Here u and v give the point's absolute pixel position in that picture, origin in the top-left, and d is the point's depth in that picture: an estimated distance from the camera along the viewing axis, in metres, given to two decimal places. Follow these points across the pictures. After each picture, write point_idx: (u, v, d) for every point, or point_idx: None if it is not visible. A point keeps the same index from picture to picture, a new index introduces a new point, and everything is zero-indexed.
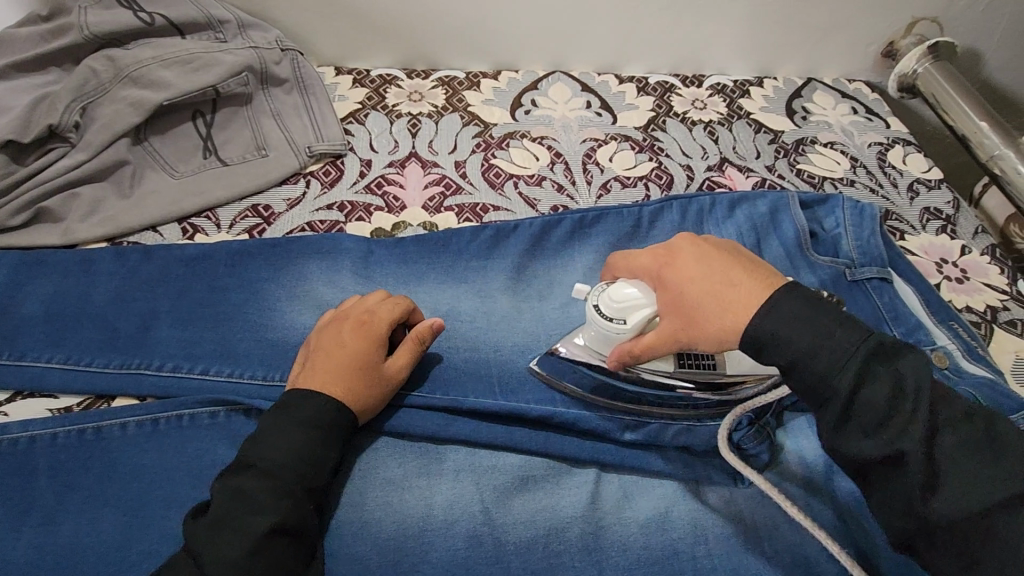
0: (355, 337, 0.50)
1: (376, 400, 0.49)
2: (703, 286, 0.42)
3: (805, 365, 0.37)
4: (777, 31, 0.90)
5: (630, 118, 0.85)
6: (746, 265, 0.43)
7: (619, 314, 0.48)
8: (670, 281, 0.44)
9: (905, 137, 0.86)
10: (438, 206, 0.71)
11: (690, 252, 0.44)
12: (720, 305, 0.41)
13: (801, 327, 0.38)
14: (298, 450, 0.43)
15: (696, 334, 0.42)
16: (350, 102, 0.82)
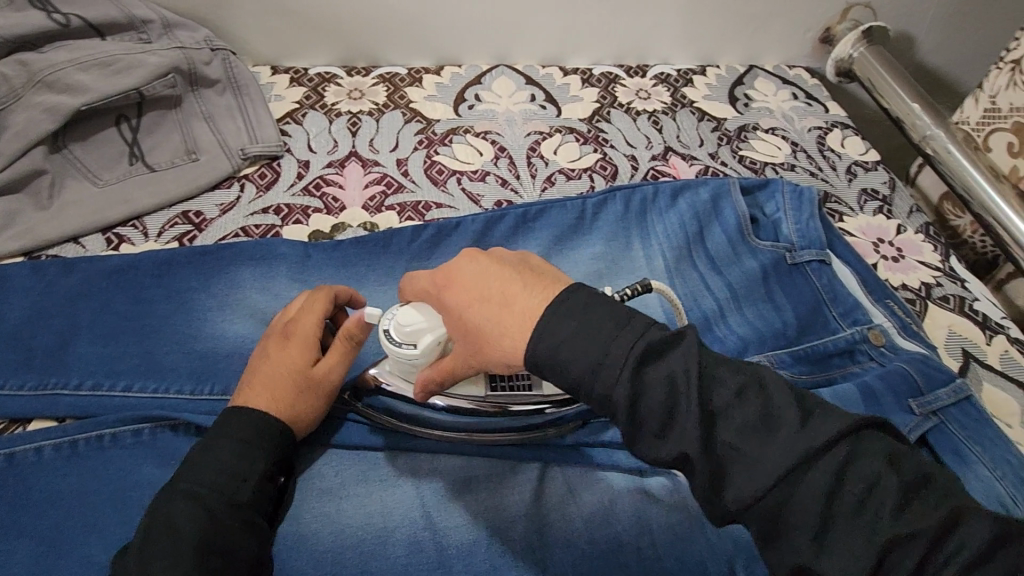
0: (294, 350, 0.49)
1: (307, 406, 0.48)
2: (483, 307, 0.42)
3: (647, 381, 0.38)
4: (717, 20, 0.91)
5: (574, 110, 0.85)
6: (526, 277, 0.42)
7: (409, 340, 0.47)
8: (451, 305, 0.44)
9: (843, 121, 0.88)
10: (378, 205, 0.70)
11: (468, 271, 0.44)
12: (500, 328, 0.41)
13: (582, 346, 0.38)
14: (224, 467, 0.42)
15: (485, 358, 0.42)
16: (287, 102, 0.80)
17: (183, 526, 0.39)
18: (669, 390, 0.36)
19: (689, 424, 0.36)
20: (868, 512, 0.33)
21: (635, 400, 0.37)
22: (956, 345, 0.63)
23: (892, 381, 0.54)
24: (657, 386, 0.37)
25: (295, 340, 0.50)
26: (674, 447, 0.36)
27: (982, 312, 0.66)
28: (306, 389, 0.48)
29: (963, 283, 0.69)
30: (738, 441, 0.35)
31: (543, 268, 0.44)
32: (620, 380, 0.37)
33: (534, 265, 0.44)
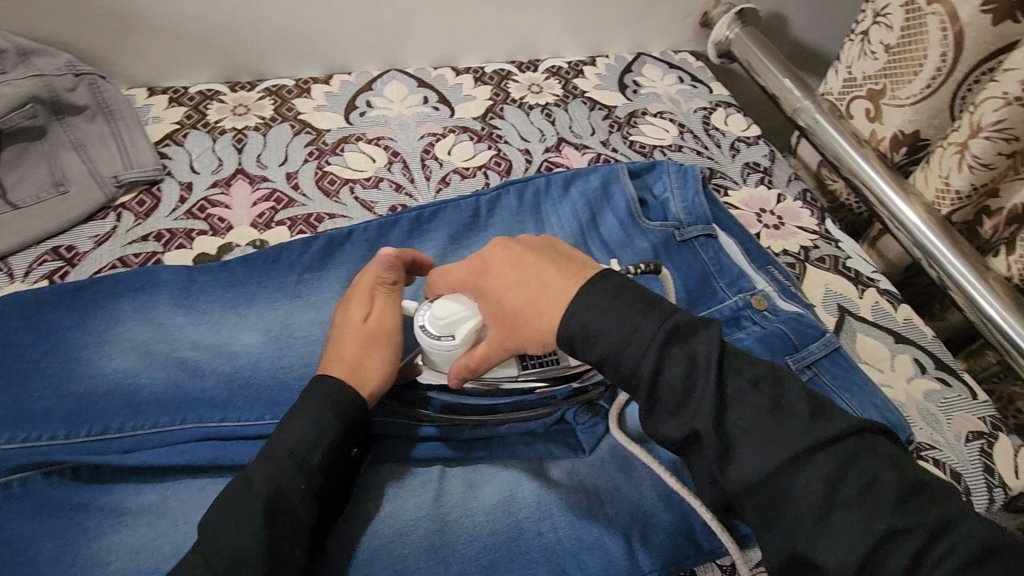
0: (347, 307, 0.53)
1: (379, 359, 0.51)
2: (517, 293, 0.45)
3: (613, 360, 0.42)
4: (601, 11, 0.93)
5: (468, 109, 0.86)
6: (557, 260, 0.46)
7: (449, 332, 0.50)
8: (487, 288, 0.47)
9: (726, 100, 0.92)
10: (268, 222, 0.68)
11: (500, 260, 0.47)
12: (535, 308, 0.44)
13: (612, 322, 0.42)
14: (306, 429, 0.45)
15: (519, 340, 0.46)
16: (166, 124, 0.77)
17: (261, 489, 0.42)
18: (688, 369, 0.40)
19: (705, 399, 0.39)
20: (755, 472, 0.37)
21: (656, 376, 0.40)
22: (833, 302, 0.67)
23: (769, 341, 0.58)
24: (677, 362, 0.40)
25: (343, 303, 0.53)
26: (685, 425, 0.40)
27: (855, 269, 0.71)
28: (360, 341, 0.51)
29: (838, 243, 0.73)
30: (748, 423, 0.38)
31: (558, 251, 0.47)
32: (644, 357, 0.40)
33: (552, 248, 0.48)
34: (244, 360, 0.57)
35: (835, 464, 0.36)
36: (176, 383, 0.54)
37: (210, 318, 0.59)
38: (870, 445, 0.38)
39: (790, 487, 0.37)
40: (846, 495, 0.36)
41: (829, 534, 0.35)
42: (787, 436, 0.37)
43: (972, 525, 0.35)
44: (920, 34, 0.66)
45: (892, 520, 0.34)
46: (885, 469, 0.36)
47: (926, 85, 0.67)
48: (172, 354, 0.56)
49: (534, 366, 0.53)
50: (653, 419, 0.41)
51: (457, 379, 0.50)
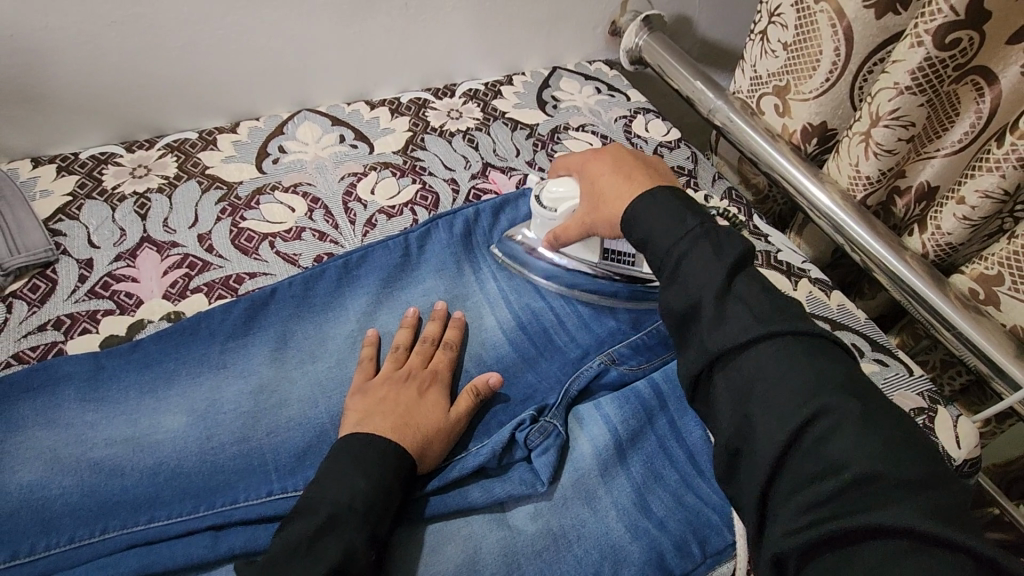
0: (432, 393, 0.55)
1: (441, 440, 0.52)
2: (610, 179, 0.56)
3: (652, 243, 0.50)
4: (510, 30, 0.92)
5: (387, 144, 0.83)
6: (640, 171, 0.56)
7: (552, 204, 0.64)
8: (590, 175, 0.59)
9: (645, 106, 0.93)
10: (182, 291, 0.63)
11: (604, 159, 0.59)
12: (616, 197, 0.55)
13: (663, 213, 0.50)
14: (365, 490, 0.45)
15: (600, 216, 0.57)
16: (57, 197, 0.70)
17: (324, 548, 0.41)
18: (710, 254, 0.45)
19: (711, 280, 0.44)
20: (730, 342, 0.42)
21: (677, 262, 0.47)
22: None
23: None
24: (704, 249, 0.46)
25: (423, 384, 0.55)
26: (690, 298, 0.45)
27: (786, 262, 0.72)
28: (437, 427, 0.52)
29: (767, 238, 0.75)
30: (749, 309, 0.43)
31: (656, 168, 0.59)
32: (682, 236, 0.48)
33: (648, 162, 0.59)
34: (166, 446, 0.53)
35: (786, 352, 0.41)
36: (90, 487, 0.50)
37: (126, 408, 0.54)
38: (828, 351, 0.42)
39: (748, 363, 0.42)
40: (792, 384, 0.40)
41: (775, 401, 0.39)
42: (781, 319, 0.43)
43: (891, 430, 0.37)
44: (812, 31, 0.68)
45: (827, 404, 0.38)
46: (841, 365, 0.41)
47: (825, 78, 0.69)
48: (84, 455, 0.51)
49: (611, 259, 0.65)
50: (665, 294, 0.47)
51: (549, 243, 0.65)
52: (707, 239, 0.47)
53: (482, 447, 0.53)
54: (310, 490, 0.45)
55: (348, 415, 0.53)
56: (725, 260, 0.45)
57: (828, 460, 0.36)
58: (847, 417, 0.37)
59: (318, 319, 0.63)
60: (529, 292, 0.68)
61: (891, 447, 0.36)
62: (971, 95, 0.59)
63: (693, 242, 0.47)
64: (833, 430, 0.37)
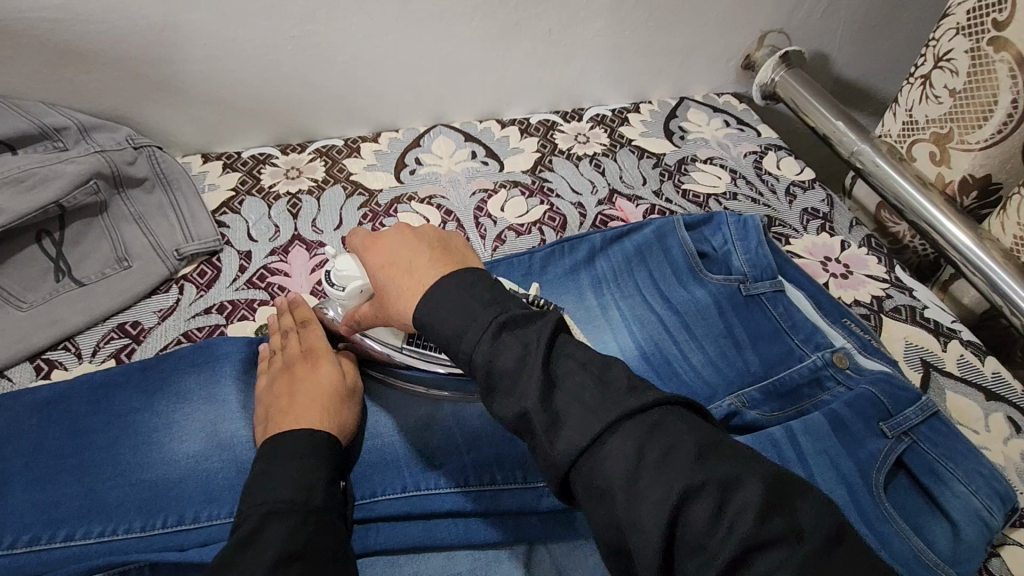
0: (321, 364, 0.56)
1: (334, 406, 0.53)
2: (388, 271, 0.48)
3: (453, 347, 0.42)
4: (643, 59, 0.93)
5: (517, 163, 0.85)
6: (434, 254, 0.47)
7: (342, 283, 0.54)
8: (371, 260, 0.50)
9: (776, 142, 0.91)
10: (328, 289, 0.68)
11: (396, 238, 0.50)
12: (401, 291, 0.47)
13: (453, 313, 0.42)
14: (286, 484, 0.44)
15: (389, 316, 0.49)
16: (222, 191, 0.77)
17: (269, 537, 0.39)
18: (520, 352, 0.40)
19: (530, 389, 0.38)
20: (574, 446, 0.37)
21: (490, 369, 0.40)
22: (914, 356, 0.65)
23: (860, 406, 0.56)
24: (511, 348, 0.40)
25: (303, 365, 0.56)
26: (515, 406, 0.39)
27: (934, 320, 0.68)
28: (336, 397, 0.54)
29: (911, 292, 0.71)
30: (576, 398, 0.38)
31: (452, 247, 0.49)
32: (480, 343, 0.41)
33: (443, 241, 0.50)
34: None
35: (632, 444, 0.36)
36: (244, 463, 0.53)
37: None
38: (668, 416, 0.38)
39: (598, 460, 0.36)
40: (647, 472, 0.35)
41: (643, 495, 0.35)
42: (611, 400, 0.38)
43: (750, 488, 0.34)
44: (986, 82, 0.65)
45: (689, 479, 0.34)
46: (681, 426, 0.37)
47: (996, 130, 0.65)
48: (241, 432, 0.55)
49: (416, 343, 0.57)
50: (493, 403, 0.40)
51: (348, 326, 0.56)
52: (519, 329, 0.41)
53: None
54: (245, 496, 0.43)
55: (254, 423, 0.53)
56: (529, 354, 0.40)
57: (705, 547, 0.33)
58: (711, 490, 0.34)
59: None
60: (655, 322, 0.67)
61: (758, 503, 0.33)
62: None
63: (521, 338, 0.41)
64: (704, 507, 0.34)
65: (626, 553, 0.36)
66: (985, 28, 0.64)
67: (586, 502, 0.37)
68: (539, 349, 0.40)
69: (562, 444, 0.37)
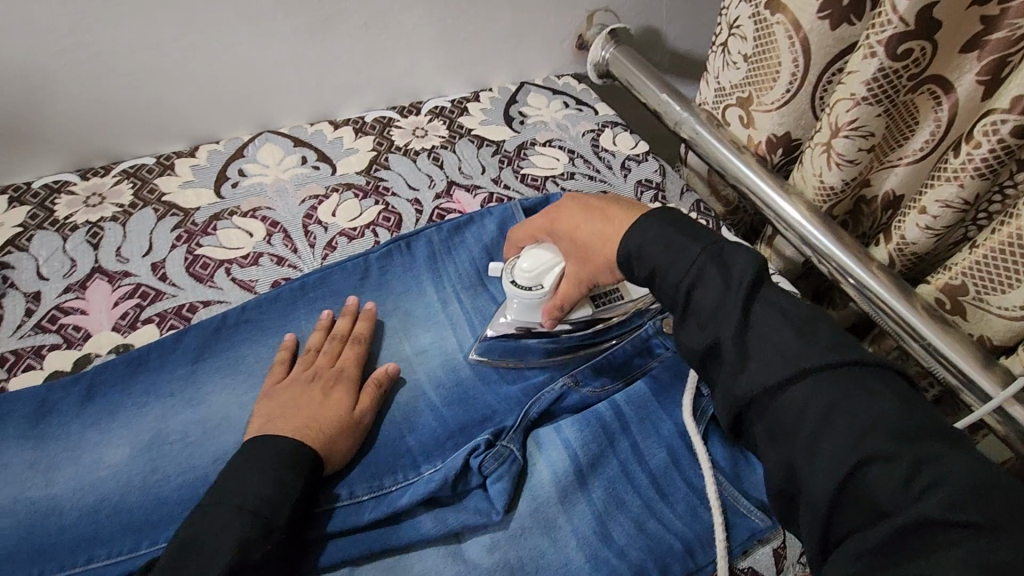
0: (337, 389, 0.55)
1: (332, 437, 0.51)
2: (596, 223, 0.54)
3: (661, 275, 0.49)
4: (475, 46, 0.91)
5: (352, 164, 0.82)
6: (626, 206, 0.55)
7: (536, 282, 0.58)
8: (566, 224, 0.57)
9: (613, 119, 0.93)
10: (133, 321, 0.61)
11: (573, 208, 0.57)
12: (603, 242, 0.53)
13: (659, 248, 0.49)
14: (259, 496, 0.45)
15: (593, 269, 0.55)
16: (7, 228, 0.69)
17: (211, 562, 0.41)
18: (721, 291, 0.45)
19: (728, 319, 0.44)
20: (758, 385, 0.42)
21: (689, 296, 0.47)
22: None
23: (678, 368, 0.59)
24: (715, 281, 0.46)
25: (327, 384, 0.55)
26: (707, 336, 0.45)
27: None
28: (339, 425, 0.52)
29: None
30: (768, 340, 0.43)
31: (631, 201, 0.57)
32: (685, 272, 0.47)
33: (623, 199, 0.57)
34: (103, 483, 0.50)
35: (820, 398, 0.40)
36: (27, 528, 0.47)
37: (68, 445, 0.52)
38: (864, 379, 0.40)
39: (785, 405, 0.41)
40: (831, 426, 0.39)
41: (822, 448, 0.39)
42: (815, 353, 0.42)
43: (951, 464, 0.36)
44: (769, 44, 0.68)
45: (872, 448, 0.37)
46: (882, 394, 0.39)
47: (785, 90, 0.69)
48: (22, 496, 0.49)
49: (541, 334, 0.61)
50: (683, 333, 0.47)
51: (550, 318, 0.59)
52: (706, 264, 0.47)
53: (435, 472, 0.52)
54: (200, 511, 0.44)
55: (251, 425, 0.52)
56: (738, 282, 0.45)
57: (877, 508, 0.36)
58: (900, 466, 0.36)
59: (276, 339, 0.62)
60: (490, 311, 0.67)
61: (949, 486, 0.35)
62: (928, 104, 0.58)
63: (701, 265, 0.47)
64: (885, 475, 0.36)
65: (795, 491, 0.41)
66: None
67: (759, 441, 0.43)
68: (743, 283, 0.45)
69: (745, 383, 0.43)
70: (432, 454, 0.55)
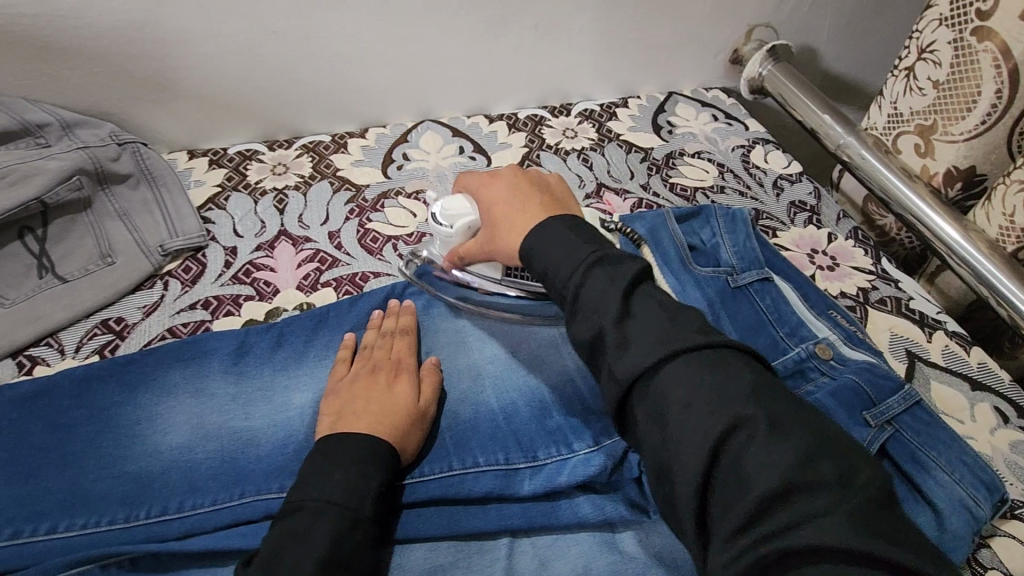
0: (399, 380, 0.54)
1: (402, 428, 0.50)
2: (504, 207, 0.53)
3: (552, 274, 0.46)
4: (632, 53, 0.93)
5: (505, 157, 0.85)
6: (545, 200, 0.52)
7: (450, 220, 0.60)
8: (487, 202, 0.55)
9: (764, 137, 0.91)
10: (314, 283, 0.67)
11: (501, 189, 0.54)
12: (511, 226, 0.52)
13: (562, 250, 0.46)
14: (347, 487, 0.44)
15: (497, 249, 0.54)
16: (208, 187, 0.77)
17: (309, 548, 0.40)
18: (607, 285, 0.43)
19: (613, 308, 0.42)
20: (641, 371, 0.39)
21: (579, 291, 0.44)
22: (900, 347, 0.65)
23: (844, 396, 0.56)
24: (599, 281, 0.44)
25: (390, 375, 0.55)
26: (593, 326, 0.42)
27: (919, 311, 0.69)
28: (407, 418, 0.51)
29: (897, 283, 0.72)
30: (664, 340, 0.40)
31: (560, 197, 0.55)
32: (608, 292, 0.43)
33: (552, 190, 0.55)
34: (294, 422, 0.55)
35: (713, 402, 0.36)
36: (229, 454, 0.53)
37: (262, 385, 0.58)
38: (778, 397, 0.37)
39: (677, 405, 0.37)
40: (737, 438, 0.35)
41: (724, 451, 0.35)
42: (689, 365, 0.38)
43: (839, 482, 0.32)
44: (971, 71, 0.65)
45: (794, 475, 0.32)
46: (798, 422, 0.35)
47: (981, 121, 0.66)
48: (226, 424, 0.55)
49: (515, 276, 0.62)
50: (573, 325, 0.44)
51: (450, 261, 0.63)
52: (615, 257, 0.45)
53: (592, 454, 0.52)
54: (291, 494, 0.43)
55: (324, 417, 0.52)
56: (621, 284, 0.43)
57: (779, 521, 0.32)
58: (794, 445, 0.34)
59: (435, 313, 0.65)
60: None
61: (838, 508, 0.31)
62: None
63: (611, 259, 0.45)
64: (807, 500, 0.32)
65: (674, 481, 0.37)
66: (969, 19, 0.65)
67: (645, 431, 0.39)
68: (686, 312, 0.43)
69: (625, 366, 0.40)
70: (584, 431, 0.54)
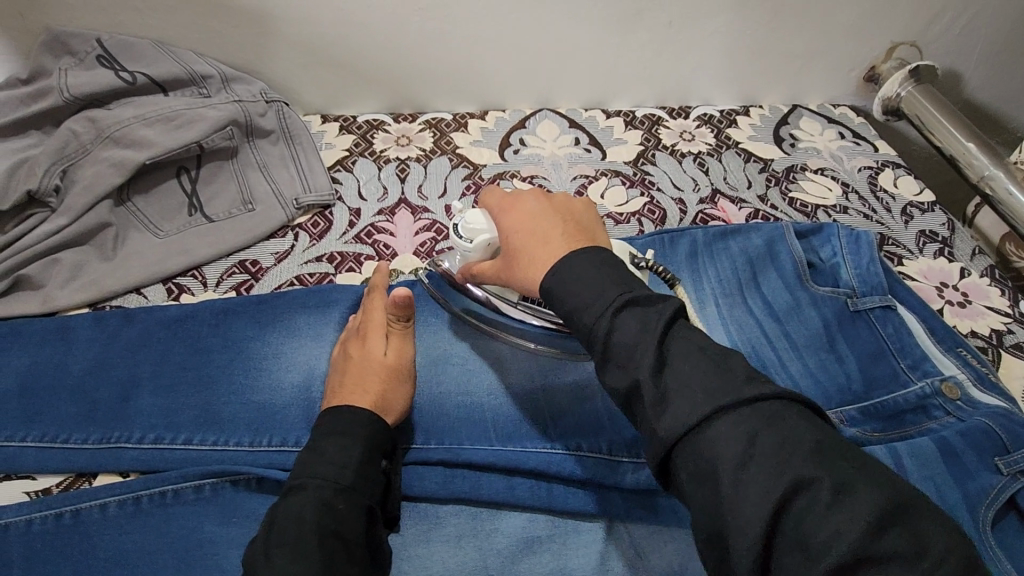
0: (373, 339, 0.53)
1: (375, 389, 0.50)
2: (524, 235, 0.46)
3: (577, 316, 0.39)
4: (761, 61, 0.90)
5: (620, 153, 0.85)
6: (569, 228, 0.45)
7: (470, 235, 0.55)
8: (504, 223, 0.48)
9: (894, 160, 0.86)
10: (429, 252, 0.70)
11: (524, 212, 0.47)
12: (530, 253, 0.44)
13: (618, 330, 0.37)
14: (333, 462, 0.44)
15: (510, 276, 0.47)
16: (337, 151, 0.81)
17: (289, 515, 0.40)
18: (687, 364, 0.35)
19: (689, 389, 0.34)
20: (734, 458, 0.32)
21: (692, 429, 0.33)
22: None
23: (975, 438, 0.53)
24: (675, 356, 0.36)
25: (366, 334, 0.53)
26: (683, 409, 0.34)
27: None
28: (381, 377, 0.51)
29: None
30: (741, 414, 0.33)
31: (585, 224, 0.47)
32: (690, 407, 0.34)
33: (574, 214, 0.48)
34: None
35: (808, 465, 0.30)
36: None
37: None
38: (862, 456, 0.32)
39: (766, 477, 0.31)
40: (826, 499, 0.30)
41: (822, 521, 0.29)
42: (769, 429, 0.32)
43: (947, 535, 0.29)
44: None
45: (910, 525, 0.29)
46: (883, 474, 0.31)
47: None
48: None
49: (531, 303, 0.57)
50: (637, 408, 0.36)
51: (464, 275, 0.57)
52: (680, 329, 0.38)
53: None
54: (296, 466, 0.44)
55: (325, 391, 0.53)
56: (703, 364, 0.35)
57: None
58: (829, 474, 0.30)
59: None
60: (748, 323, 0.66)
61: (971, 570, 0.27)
62: None
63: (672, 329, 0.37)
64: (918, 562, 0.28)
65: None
66: None
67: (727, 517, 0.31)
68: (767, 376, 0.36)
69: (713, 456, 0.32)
70: None
